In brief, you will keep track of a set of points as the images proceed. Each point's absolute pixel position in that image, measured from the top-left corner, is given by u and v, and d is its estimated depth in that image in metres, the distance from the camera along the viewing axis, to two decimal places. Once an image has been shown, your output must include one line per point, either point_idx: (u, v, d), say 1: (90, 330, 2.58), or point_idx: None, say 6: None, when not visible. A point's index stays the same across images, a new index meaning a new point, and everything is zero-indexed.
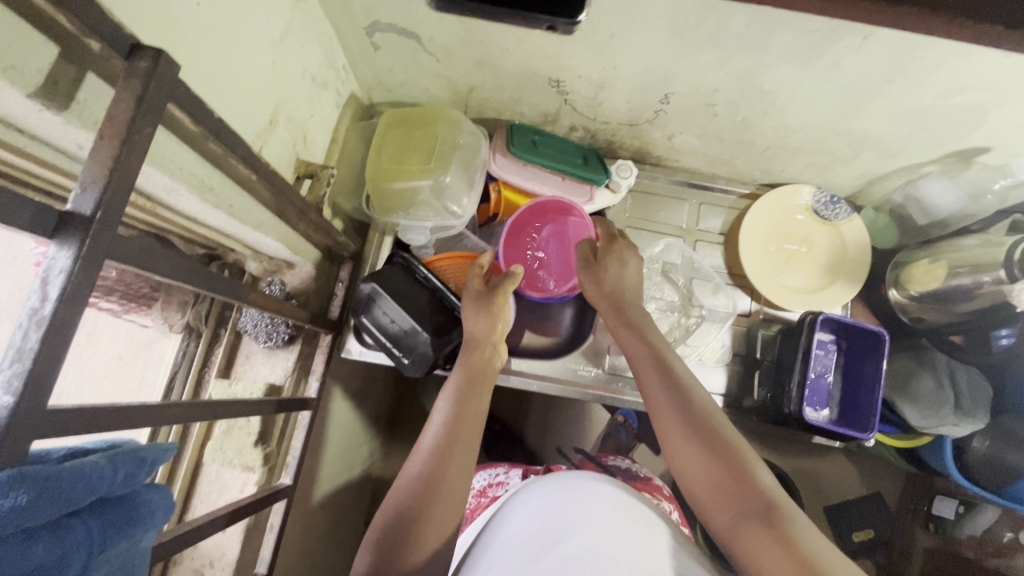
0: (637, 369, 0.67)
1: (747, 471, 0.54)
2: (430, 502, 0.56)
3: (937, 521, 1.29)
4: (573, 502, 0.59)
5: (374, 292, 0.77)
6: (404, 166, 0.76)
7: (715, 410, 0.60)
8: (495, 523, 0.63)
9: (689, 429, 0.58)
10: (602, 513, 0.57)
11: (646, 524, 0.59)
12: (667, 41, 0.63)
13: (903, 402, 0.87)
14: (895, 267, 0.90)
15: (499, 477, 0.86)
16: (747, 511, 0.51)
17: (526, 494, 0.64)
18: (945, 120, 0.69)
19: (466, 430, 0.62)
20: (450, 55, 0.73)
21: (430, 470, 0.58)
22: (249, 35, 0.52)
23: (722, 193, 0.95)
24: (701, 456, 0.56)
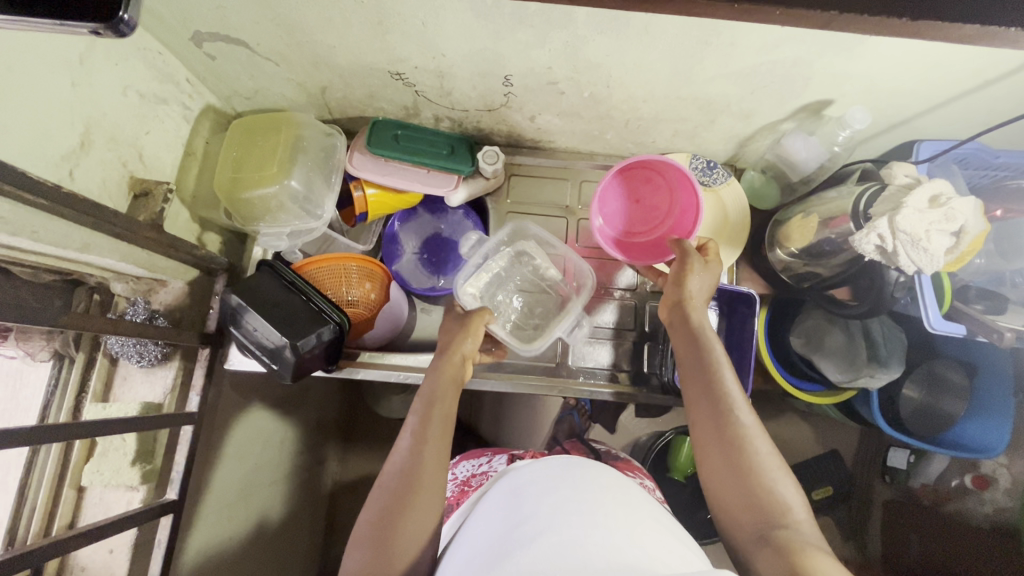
0: (682, 367, 0.68)
1: (771, 488, 0.57)
2: (402, 514, 0.55)
3: (892, 472, 1.31)
4: (554, 494, 0.57)
5: (240, 305, 0.77)
6: (255, 174, 0.77)
7: (754, 421, 0.62)
8: (477, 520, 0.61)
9: (716, 440, 0.61)
10: (588, 503, 0.55)
11: (632, 509, 0.56)
12: (477, 23, 0.63)
13: (822, 358, 1.00)
14: (775, 226, 0.90)
15: (483, 467, 0.86)
16: (762, 526, 0.56)
17: (513, 488, 0.62)
18: (775, 77, 0.69)
19: (434, 436, 0.61)
20: (287, 58, 0.73)
21: (403, 476, 0.58)
22: (29, 61, 0.52)
23: (604, 169, 0.95)
24: (733, 469, 0.59)
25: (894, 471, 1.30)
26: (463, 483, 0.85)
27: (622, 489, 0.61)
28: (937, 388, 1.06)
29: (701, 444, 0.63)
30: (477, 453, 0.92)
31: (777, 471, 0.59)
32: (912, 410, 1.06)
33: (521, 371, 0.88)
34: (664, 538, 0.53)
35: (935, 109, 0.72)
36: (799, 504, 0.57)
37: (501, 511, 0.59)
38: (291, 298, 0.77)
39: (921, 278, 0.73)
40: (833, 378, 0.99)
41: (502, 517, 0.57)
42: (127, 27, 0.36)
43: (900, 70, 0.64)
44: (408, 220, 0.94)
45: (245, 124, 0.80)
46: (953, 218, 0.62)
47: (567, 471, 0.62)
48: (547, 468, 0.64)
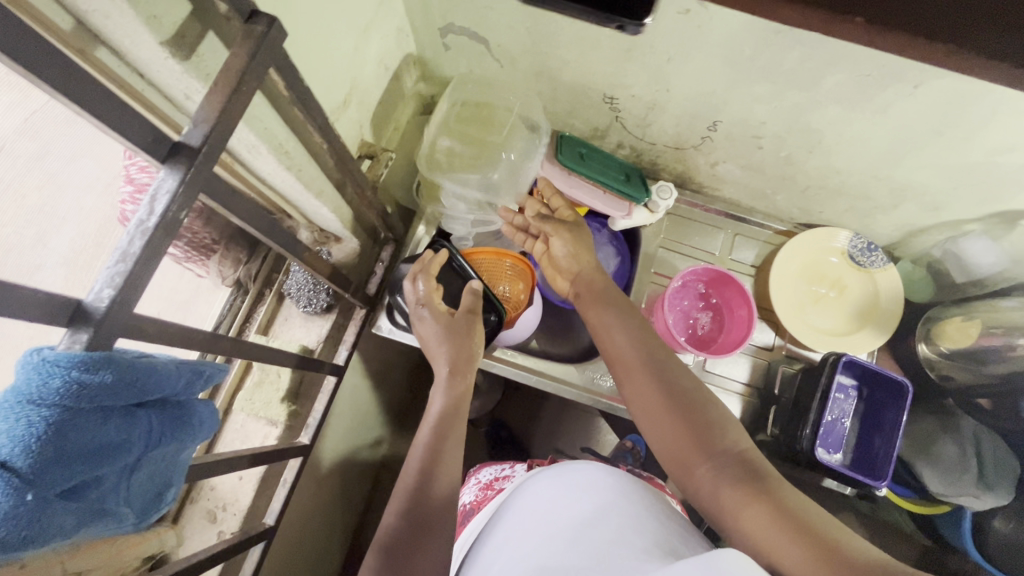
0: (602, 336, 0.67)
1: (713, 428, 0.55)
2: (418, 541, 0.58)
3: None
4: (573, 495, 0.55)
5: (412, 275, 0.81)
6: (447, 155, 0.81)
7: (680, 366, 0.62)
8: (502, 529, 0.59)
9: (674, 415, 0.57)
10: (606, 499, 0.52)
11: (640, 502, 0.53)
12: (722, 70, 0.66)
13: (923, 464, 0.93)
14: (927, 322, 0.89)
15: (506, 471, 0.86)
16: (720, 463, 0.53)
17: (532, 495, 0.61)
18: (989, 177, 0.69)
19: (445, 452, 0.64)
20: (514, 62, 0.78)
21: (413, 500, 0.61)
22: (341, 22, 0.58)
23: (759, 227, 0.96)
24: (677, 437, 0.56)
25: None
26: (485, 486, 0.84)
27: (623, 478, 0.57)
28: None
29: (648, 425, 0.59)
30: (501, 460, 0.92)
31: (717, 410, 0.57)
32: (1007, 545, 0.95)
33: None
34: (686, 533, 0.50)
35: None
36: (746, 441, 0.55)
37: (517, 521, 0.58)
38: (455, 281, 0.81)
39: None
40: (931, 488, 0.93)
41: (524, 523, 0.56)
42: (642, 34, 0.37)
43: None
44: None
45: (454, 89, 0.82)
46: None
47: (567, 471, 0.61)
48: (553, 472, 0.62)
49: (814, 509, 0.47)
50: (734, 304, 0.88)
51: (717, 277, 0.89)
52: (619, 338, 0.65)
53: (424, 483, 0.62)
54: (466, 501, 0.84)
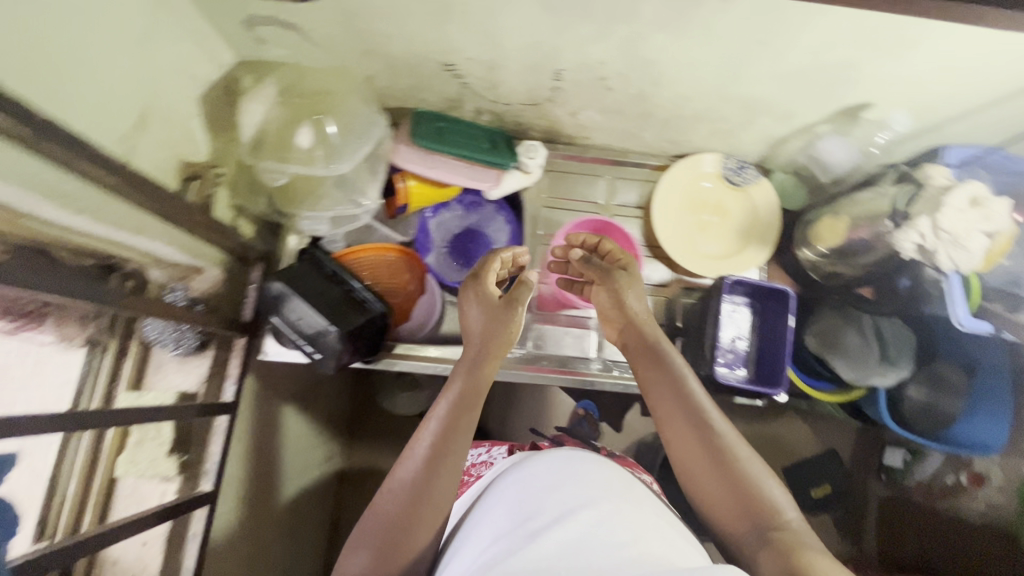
0: (647, 385, 0.68)
1: (762, 494, 0.56)
2: (412, 520, 0.56)
3: (888, 470, 1.35)
4: (557, 491, 0.59)
5: (282, 291, 0.75)
6: (281, 154, 0.73)
7: (731, 430, 0.62)
8: (488, 509, 0.63)
9: (710, 456, 0.60)
10: (596, 502, 0.57)
11: (638, 508, 0.59)
12: (541, 16, 0.63)
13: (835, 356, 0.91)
14: (804, 227, 0.92)
15: (483, 456, 0.85)
16: (758, 531, 0.54)
17: (519, 481, 0.64)
18: (822, 78, 0.71)
19: (451, 444, 0.60)
20: (337, 45, 0.72)
21: (419, 483, 0.57)
22: (97, 35, 0.51)
23: (637, 166, 0.96)
24: (717, 481, 0.58)
25: (890, 469, 1.34)
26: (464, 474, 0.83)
27: (625, 487, 0.64)
28: (938, 388, 1.04)
29: (685, 455, 0.61)
30: (478, 445, 0.91)
31: (766, 478, 0.58)
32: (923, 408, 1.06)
33: (555, 364, 0.87)
34: (662, 530, 0.56)
35: (969, 115, 0.75)
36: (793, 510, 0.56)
37: (514, 504, 0.60)
38: (335, 287, 0.77)
39: (950, 277, 0.76)
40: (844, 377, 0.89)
41: (513, 510, 0.59)
42: None
43: (944, 76, 0.67)
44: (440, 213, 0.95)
45: (283, 74, 0.76)
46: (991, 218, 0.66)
47: (570, 467, 0.64)
48: (551, 461, 0.66)
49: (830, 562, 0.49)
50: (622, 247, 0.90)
51: (601, 227, 0.90)
52: (659, 381, 0.67)
53: (426, 471, 0.58)
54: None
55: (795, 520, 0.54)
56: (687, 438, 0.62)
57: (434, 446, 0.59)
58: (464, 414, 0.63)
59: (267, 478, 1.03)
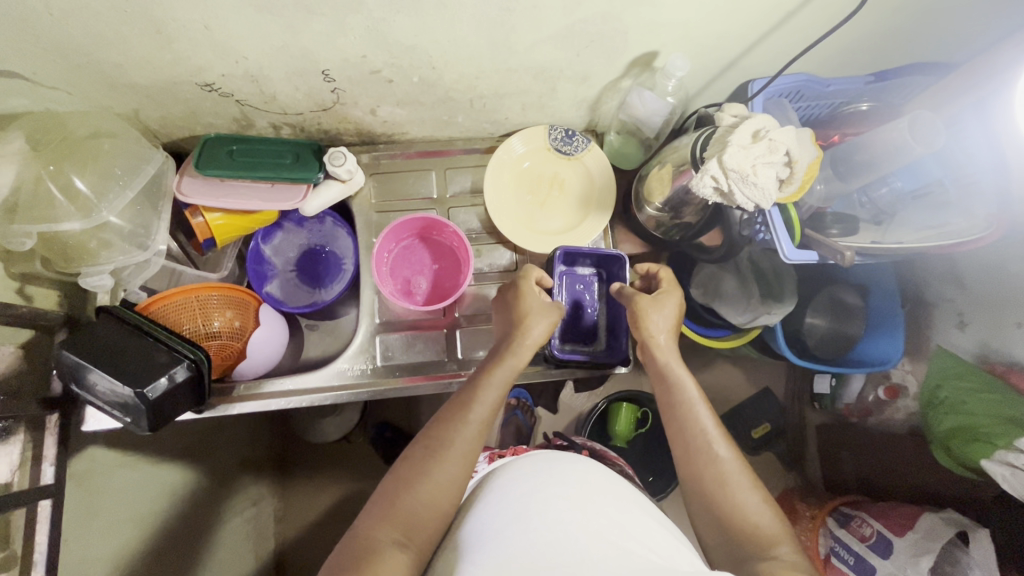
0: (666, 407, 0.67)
1: (760, 529, 0.57)
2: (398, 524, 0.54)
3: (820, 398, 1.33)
4: (558, 484, 0.59)
5: (75, 361, 0.69)
6: (43, 214, 0.66)
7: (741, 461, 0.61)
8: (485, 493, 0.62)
9: (707, 475, 0.60)
10: (590, 498, 0.57)
11: (625, 508, 0.58)
12: (263, 17, 0.58)
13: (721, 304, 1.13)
14: (639, 184, 0.90)
15: None
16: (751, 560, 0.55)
17: (523, 469, 0.63)
18: (593, 35, 0.68)
19: (450, 460, 0.59)
20: (74, 85, 0.66)
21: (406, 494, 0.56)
22: None
23: (465, 153, 0.92)
24: (715, 501, 0.59)
25: (821, 396, 1.33)
26: None
27: (614, 483, 0.62)
28: (840, 314, 1.17)
29: (689, 472, 0.62)
30: None
31: (770, 517, 0.58)
32: (820, 337, 1.17)
33: (409, 372, 0.85)
34: (646, 525, 0.57)
35: (754, 47, 0.73)
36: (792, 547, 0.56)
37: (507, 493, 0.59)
38: (136, 341, 0.71)
39: (771, 211, 0.75)
40: (736, 319, 1.12)
41: (515, 493, 0.58)
42: None
43: (706, 12, 0.65)
44: (272, 237, 0.91)
45: (29, 122, 0.69)
46: (776, 150, 0.64)
47: (562, 465, 0.63)
48: (549, 459, 0.65)
49: None
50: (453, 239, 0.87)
51: (428, 223, 0.87)
52: (677, 404, 0.66)
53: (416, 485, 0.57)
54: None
55: (789, 554, 0.54)
56: (693, 457, 0.62)
57: (429, 456, 0.59)
58: (467, 409, 0.63)
59: (174, 545, 0.96)
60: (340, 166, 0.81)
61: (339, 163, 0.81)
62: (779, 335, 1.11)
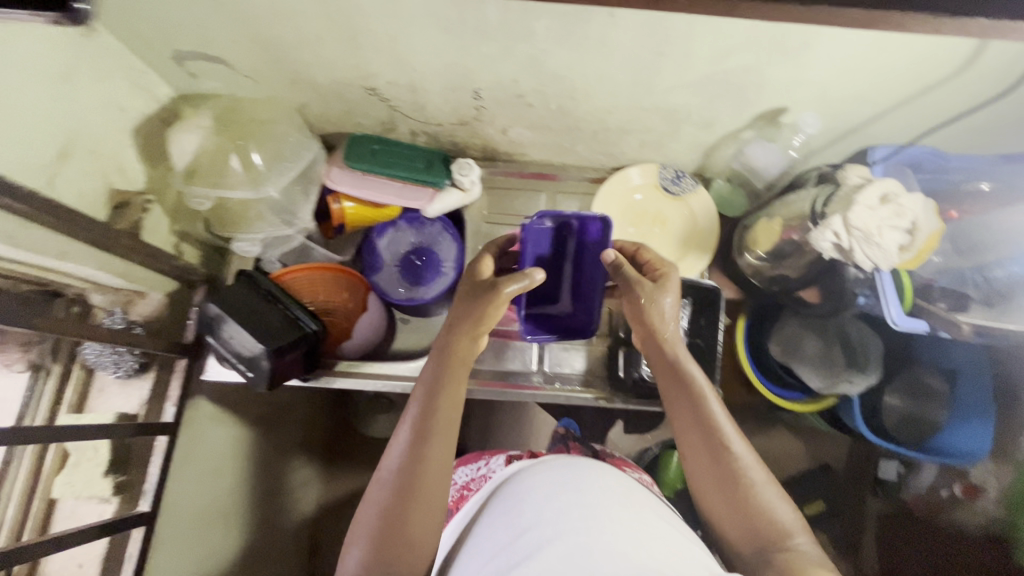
0: (665, 395, 0.69)
1: (772, 520, 0.58)
2: (403, 522, 0.56)
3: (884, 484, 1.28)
4: (563, 496, 0.60)
5: (218, 315, 0.78)
6: (214, 178, 0.77)
7: (748, 451, 0.63)
8: (494, 513, 0.64)
9: (715, 467, 0.62)
10: (599, 507, 0.59)
11: (635, 513, 0.59)
12: (443, 38, 0.66)
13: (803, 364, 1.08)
14: (743, 232, 0.92)
15: (482, 469, 0.83)
16: (767, 553, 0.56)
17: (525, 487, 0.65)
18: (730, 84, 0.72)
19: (433, 435, 0.61)
20: (264, 75, 0.76)
21: (403, 482, 0.58)
22: (10, 70, 0.55)
23: (577, 180, 0.97)
24: (725, 495, 0.61)
25: (885, 482, 1.28)
26: (464, 488, 0.83)
27: (625, 492, 0.64)
28: (920, 397, 1.10)
29: (698, 471, 0.64)
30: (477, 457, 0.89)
31: (780, 506, 0.59)
32: (896, 418, 1.10)
33: (496, 377, 0.88)
34: (666, 534, 0.58)
35: (883, 115, 0.75)
36: (805, 538, 0.57)
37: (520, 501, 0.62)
38: (267, 307, 0.79)
39: (881, 275, 0.76)
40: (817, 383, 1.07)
41: (518, 513, 0.60)
42: (82, 17, 0.44)
43: (846, 77, 0.68)
44: (385, 232, 0.93)
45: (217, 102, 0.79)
46: (902, 214, 0.66)
47: (571, 469, 0.66)
48: (554, 468, 0.67)
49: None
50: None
51: None
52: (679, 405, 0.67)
53: (412, 479, 0.58)
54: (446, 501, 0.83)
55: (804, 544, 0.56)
56: (701, 456, 0.64)
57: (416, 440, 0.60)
58: (442, 403, 0.63)
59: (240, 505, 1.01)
60: (467, 176, 0.88)
61: (466, 173, 0.89)
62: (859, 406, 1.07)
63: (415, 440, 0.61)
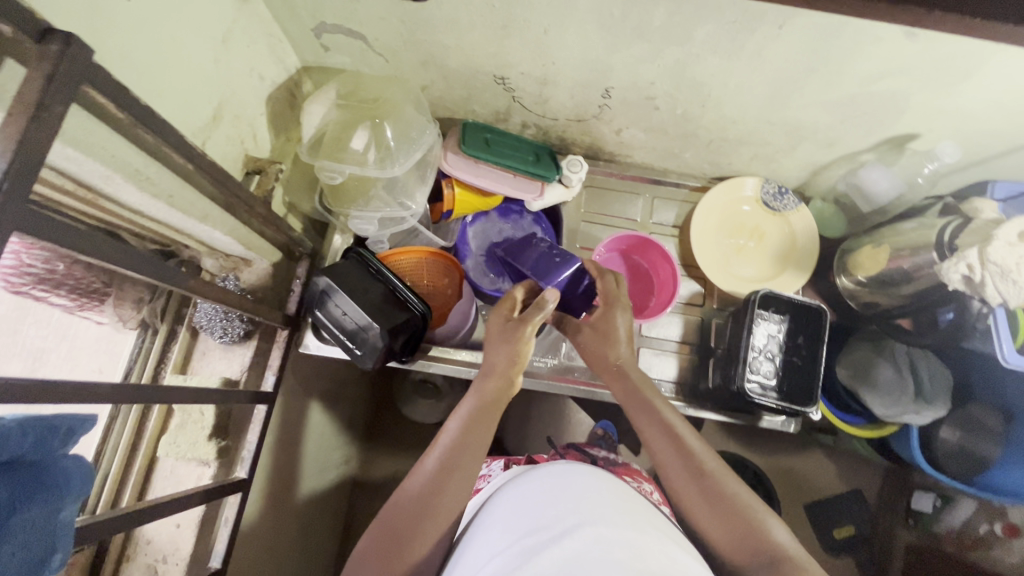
0: (629, 406, 0.70)
1: (757, 524, 0.56)
2: (423, 523, 0.56)
3: (916, 514, 1.28)
4: (558, 503, 0.55)
5: (328, 287, 0.77)
6: (337, 154, 0.75)
7: (716, 455, 0.63)
8: (481, 531, 0.58)
9: (701, 489, 0.60)
10: (596, 513, 0.53)
11: (634, 519, 0.54)
12: (598, 34, 0.65)
13: (871, 389, 0.90)
14: (843, 254, 0.92)
15: (481, 471, 0.81)
16: (756, 560, 0.54)
17: (510, 501, 0.59)
18: (871, 106, 0.71)
19: (470, 447, 0.61)
20: (397, 54, 0.75)
21: (433, 486, 0.58)
22: (184, 30, 0.54)
23: (676, 187, 0.97)
24: (715, 513, 0.58)
25: (918, 513, 1.27)
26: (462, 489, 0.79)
27: (626, 502, 0.58)
28: (974, 431, 1.02)
29: (683, 492, 0.61)
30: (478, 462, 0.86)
31: (763, 507, 0.58)
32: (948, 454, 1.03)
33: (585, 376, 0.88)
34: (662, 543, 0.52)
35: (1015, 151, 0.75)
36: (789, 539, 0.56)
37: (511, 510, 0.57)
38: (377, 285, 0.78)
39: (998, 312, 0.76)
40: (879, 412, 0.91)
41: (504, 529, 0.54)
42: None
43: (995, 110, 0.67)
44: (479, 221, 0.94)
45: (343, 77, 0.79)
46: None
47: (566, 476, 0.61)
48: (546, 476, 0.62)
49: None
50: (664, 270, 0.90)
51: (637, 242, 0.91)
52: (664, 431, 0.65)
53: (433, 488, 0.58)
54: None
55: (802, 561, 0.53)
56: (684, 479, 0.61)
57: (454, 445, 0.61)
58: (476, 433, 0.62)
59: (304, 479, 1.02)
60: (572, 173, 0.88)
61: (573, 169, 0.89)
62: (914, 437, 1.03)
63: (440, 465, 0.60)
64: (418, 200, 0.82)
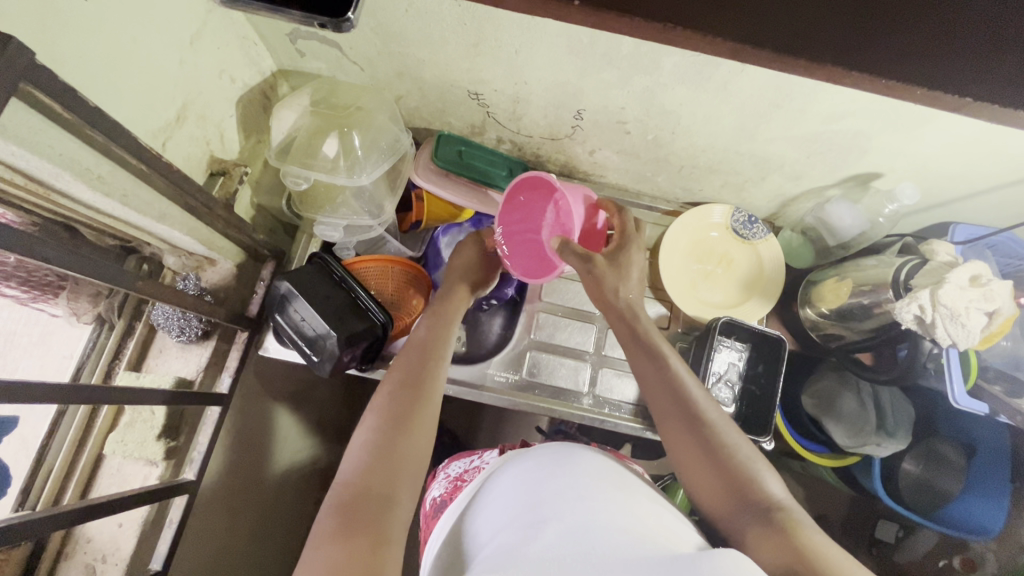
0: (639, 374, 0.69)
1: (756, 478, 0.58)
2: (403, 425, 0.60)
3: (878, 542, 1.27)
4: (554, 478, 0.54)
5: (289, 292, 0.77)
6: (306, 161, 0.75)
7: (719, 415, 0.64)
8: (477, 512, 0.56)
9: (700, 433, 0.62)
10: (593, 487, 0.53)
11: (636, 497, 0.54)
12: (568, 59, 0.66)
13: (832, 421, 0.93)
14: (808, 286, 0.93)
15: (476, 462, 0.78)
16: (752, 512, 0.55)
17: (506, 479, 0.58)
18: (835, 144, 0.72)
19: (432, 369, 0.67)
20: (373, 64, 0.75)
21: (405, 394, 0.63)
22: (145, 31, 0.54)
23: (648, 209, 0.98)
24: (710, 460, 0.60)
25: (880, 542, 1.26)
26: (453, 481, 0.77)
27: (616, 472, 0.59)
28: (937, 465, 1.02)
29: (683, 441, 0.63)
30: (468, 454, 0.84)
31: (756, 460, 0.60)
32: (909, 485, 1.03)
33: (547, 395, 0.88)
34: (664, 516, 0.53)
35: (974, 196, 0.77)
36: (783, 493, 0.57)
37: (508, 488, 0.56)
38: (339, 293, 0.78)
39: (949, 352, 0.77)
40: (840, 443, 0.93)
41: (503, 508, 0.53)
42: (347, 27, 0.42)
43: (953, 155, 0.69)
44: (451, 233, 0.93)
45: (317, 83, 0.78)
46: (992, 299, 0.65)
47: (563, 452, 0.60)
48: (543, 453, 0.60)
49: (826, 543, 0.51)
50: (588, 219, 0.85)
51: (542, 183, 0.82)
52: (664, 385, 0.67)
53: (410, 398, 0.63)
54: (435, 496, 0.76)
55: (792, 507, 0.55)
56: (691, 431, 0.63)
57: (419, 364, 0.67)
58: (434, 356, 0.69)
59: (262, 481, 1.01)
60: None
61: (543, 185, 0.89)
62: (876, 469, 1.03)
63: (393, 424, 0.60)
64: (388, 210, 0.83)
